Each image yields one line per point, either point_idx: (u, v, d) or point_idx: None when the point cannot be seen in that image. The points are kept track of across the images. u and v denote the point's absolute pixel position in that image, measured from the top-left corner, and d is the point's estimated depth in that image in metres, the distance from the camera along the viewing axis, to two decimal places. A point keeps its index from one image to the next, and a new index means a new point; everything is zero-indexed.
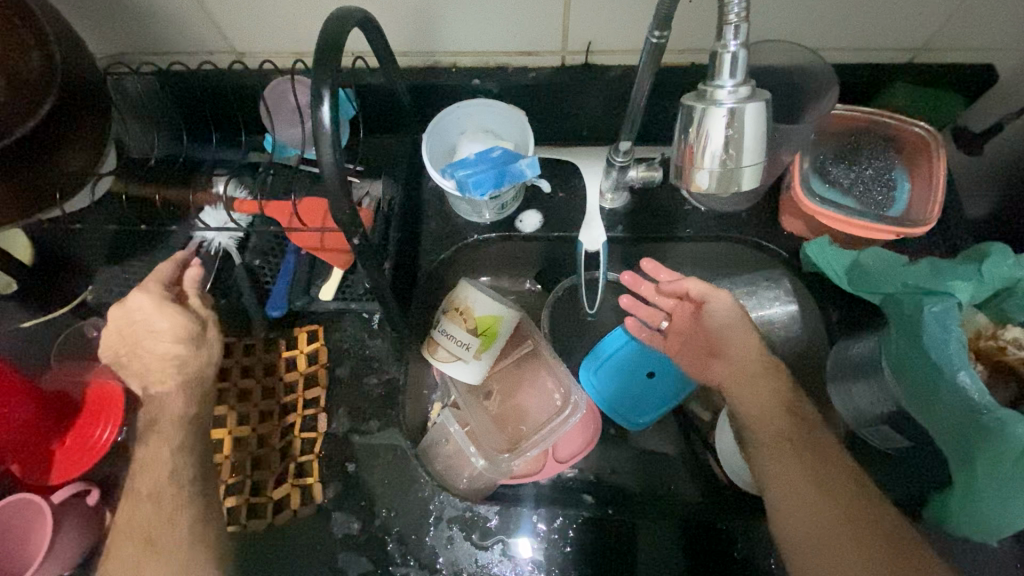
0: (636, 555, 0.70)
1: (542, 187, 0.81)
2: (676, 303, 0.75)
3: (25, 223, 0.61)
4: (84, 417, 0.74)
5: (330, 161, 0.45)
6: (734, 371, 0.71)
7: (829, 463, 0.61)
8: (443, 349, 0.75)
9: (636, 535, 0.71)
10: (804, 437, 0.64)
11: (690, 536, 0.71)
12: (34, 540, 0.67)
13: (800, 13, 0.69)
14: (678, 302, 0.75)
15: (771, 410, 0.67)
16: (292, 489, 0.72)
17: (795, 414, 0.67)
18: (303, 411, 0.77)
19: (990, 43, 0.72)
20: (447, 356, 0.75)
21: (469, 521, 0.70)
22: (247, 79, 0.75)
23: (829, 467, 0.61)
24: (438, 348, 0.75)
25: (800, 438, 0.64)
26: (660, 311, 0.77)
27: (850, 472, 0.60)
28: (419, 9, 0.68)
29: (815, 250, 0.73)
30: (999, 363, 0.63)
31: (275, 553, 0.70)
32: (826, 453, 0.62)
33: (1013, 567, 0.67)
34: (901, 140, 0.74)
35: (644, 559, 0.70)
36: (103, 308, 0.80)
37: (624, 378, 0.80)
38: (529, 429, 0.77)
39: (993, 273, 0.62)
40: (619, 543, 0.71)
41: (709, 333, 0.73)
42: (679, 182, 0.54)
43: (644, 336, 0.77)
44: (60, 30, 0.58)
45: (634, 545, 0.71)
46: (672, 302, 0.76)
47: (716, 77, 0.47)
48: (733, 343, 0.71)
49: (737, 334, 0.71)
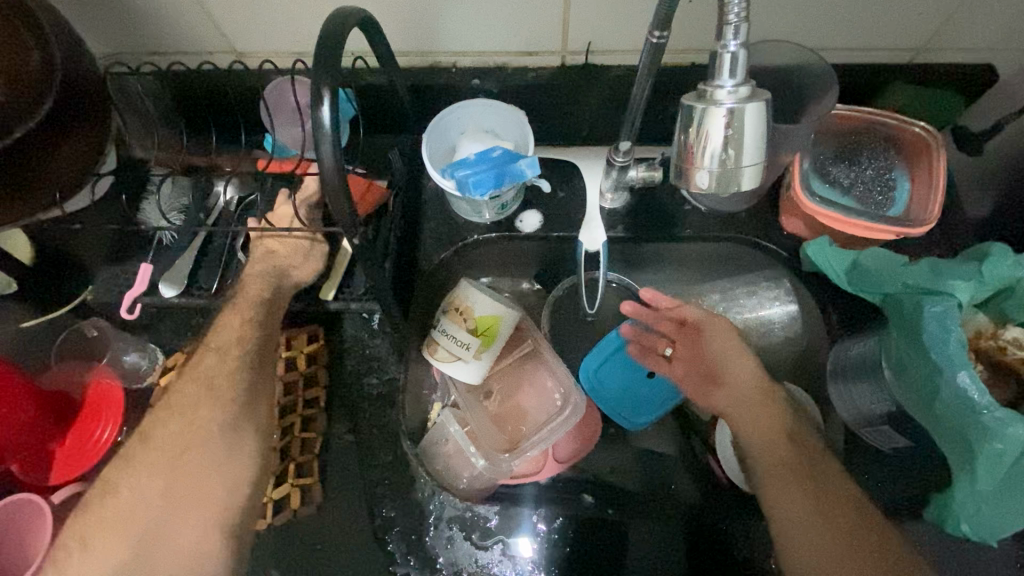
0: (625, 555, 0.73)
1: (542, 187, 0.80)
2: (677, 329, 0.77)
3: (24, 224, 0.61)
4: (84, 416, 0.76)
5: (331, 162, 0.45)
6: (729, 396, 0.72)
7: (833, 494, 0.62)
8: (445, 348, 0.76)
9: (627, 536, 0.74)
10: (809, 468, 0.65)
11: (682, 537, 0.73)
12: (34, 539, 0.67)
13: (801, 13, 0.69)
14: (680, 328, 0.77)
15: (772, 438, 0.68)
16: (292, 489, 0.72)
17: (796, 441, 0.67)
18: (302, 411, 0.75)
19: (991, 43, 0.72)
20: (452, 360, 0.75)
21: (469, 521, 0.72)
22: (247, 79, 0.75)
23: (828, 496, 0.62)
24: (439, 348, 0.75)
25: (799, 466, 0.65)
26: (663, 338, 0.78)
27: (853, 505, 0.61)
28: (420, 9, 0.68)
29: (815, 250, 0.72)
30: (999, 363, 0.64)
31: (279, 550, 0.73)
32: (824, 480, 0.63)
33: (1013, 568, 0.68)
34: (900, 140, 0.74)
35: (634, 558, 0.73)
36: (105, 308, 0.80)
37: (624, 383, 0.79)
38: (529, 428, 0.76)
39: (993, 274, 0.62)
40: (606, 540, 0.73)
41: (709, 360, 0.75)
42: (679, 183, 0.54)
43: (648, 359, 0.77)
44: (59, 29, 0.58)
45: (626, 544, 0.73)
46: (674, 329, 0.77)
47: (716, 78, 0.47)
48: (738, 367, 0.73)
49: (735, 360, 0.73)
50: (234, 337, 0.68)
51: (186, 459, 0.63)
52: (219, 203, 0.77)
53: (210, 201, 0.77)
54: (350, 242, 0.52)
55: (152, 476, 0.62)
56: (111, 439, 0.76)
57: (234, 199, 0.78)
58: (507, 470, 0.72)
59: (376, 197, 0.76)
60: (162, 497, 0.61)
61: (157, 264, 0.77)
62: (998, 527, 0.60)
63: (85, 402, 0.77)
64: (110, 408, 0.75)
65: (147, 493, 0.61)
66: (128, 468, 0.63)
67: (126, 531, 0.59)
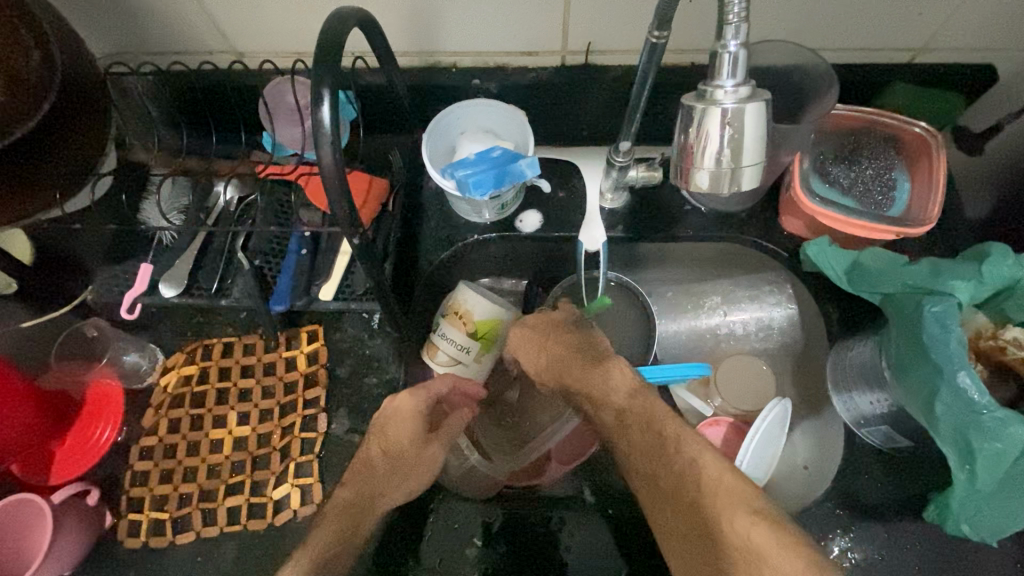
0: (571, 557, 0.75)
1: (542, 187, 0.80)
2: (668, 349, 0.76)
3: (23, 223, 0.61)
4: (84, 417, 0.76)
5: (330, 161, 0.45)
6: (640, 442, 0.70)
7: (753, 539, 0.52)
8: (456, 417, 0.69)
9: (603, 531, 0.76)
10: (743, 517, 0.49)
11: (637, 526, 0.76)
12: (34, 539, 0.67)
13: (801, 13, 0.69)
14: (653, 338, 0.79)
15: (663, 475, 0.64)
16: (292, 489, 0.74)
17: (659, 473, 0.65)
18: (303, 411, 0.77)
19: (990, 43, 0.72)
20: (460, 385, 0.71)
21: (472, 521, 0.75)
22: (248, 79, 0.75)
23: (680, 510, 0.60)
24: (446, 385, 0.69)
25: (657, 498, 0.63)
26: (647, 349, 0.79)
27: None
28: (419, 9, 0.68)
29: (815, 251, 0.72)
30: (1000, 363, 0.65)
31: (276, 551, 0.73)
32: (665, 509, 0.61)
33: (1013, 568, 0.68)
34: (901, 140, 0.74)
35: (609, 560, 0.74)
36: (105, 308, 0.80)
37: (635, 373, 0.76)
38: (530, 434, 0.79)
39: (993, 274, 0.62)
40: (542, 544, 0.75)
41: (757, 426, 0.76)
42: (678, 182, 0.54)
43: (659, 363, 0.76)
44: (59, 29, 0.57)
45: (599, 542, 0.75)
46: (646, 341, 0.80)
47: (716, 77, 0.47)
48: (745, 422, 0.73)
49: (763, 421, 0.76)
50: (290, 362, 0.80)
51: (251, 453, 0.76)
52: (219, 203, 0.77)
53: (210, 200, 0.77)
54: (350, 242, 0.52)
55: (238, 472, 0.75)
56: (110, 438, 0.76)
57: (234, 199, 0.78)
58: (506, 470, 0.75)
59: (377, 195, 0.76)
60: (252, 474, 0.75)
61: (156, 264, 0.77)
62: (998, 527, 0.61)
63: (86, 402, 0.77)
64: (110, 407, 0.76)
65: (246, 479, 0.75)
66: (252, 453, 0.76)
67: (235, 501, 0.74)
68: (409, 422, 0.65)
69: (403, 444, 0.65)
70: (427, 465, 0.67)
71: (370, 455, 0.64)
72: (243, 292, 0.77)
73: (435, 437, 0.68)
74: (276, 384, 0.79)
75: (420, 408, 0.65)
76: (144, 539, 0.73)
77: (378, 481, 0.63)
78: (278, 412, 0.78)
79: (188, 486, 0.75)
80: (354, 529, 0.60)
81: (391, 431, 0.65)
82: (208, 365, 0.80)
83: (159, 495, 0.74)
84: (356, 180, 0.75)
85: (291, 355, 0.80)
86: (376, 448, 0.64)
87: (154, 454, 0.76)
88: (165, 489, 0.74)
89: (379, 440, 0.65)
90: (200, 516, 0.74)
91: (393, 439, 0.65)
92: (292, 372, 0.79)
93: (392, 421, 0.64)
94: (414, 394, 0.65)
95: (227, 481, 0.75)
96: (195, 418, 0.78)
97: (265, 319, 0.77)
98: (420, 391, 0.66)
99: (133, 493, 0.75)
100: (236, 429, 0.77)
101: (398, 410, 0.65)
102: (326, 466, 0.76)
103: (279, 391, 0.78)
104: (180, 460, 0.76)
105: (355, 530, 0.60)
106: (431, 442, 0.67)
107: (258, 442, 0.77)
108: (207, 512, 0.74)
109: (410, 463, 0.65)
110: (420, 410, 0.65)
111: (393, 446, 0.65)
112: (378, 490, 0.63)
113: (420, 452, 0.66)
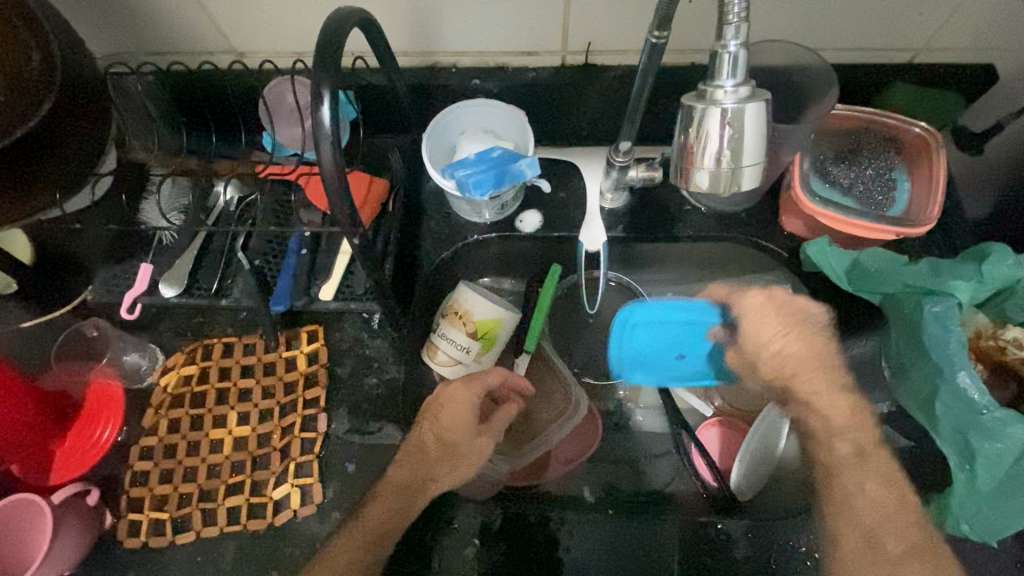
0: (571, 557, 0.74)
1: (542, 187, 0.79)
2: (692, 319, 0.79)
3: (24, 223, 0.61)
4: (84, 417, 0.77)
5: (331, 161, 0.45)
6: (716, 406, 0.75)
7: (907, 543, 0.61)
8: (504, 411, 0.72)
9: (604, 531, 0.75)
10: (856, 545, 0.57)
11: (641, 525, 0.75)
12: (33, 539, 0.67)
13: (800, 13, 0.68)
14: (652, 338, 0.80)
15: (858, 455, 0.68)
16: (292, 489, 0.74)
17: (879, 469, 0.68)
18: (303, 411, 0.77)
19: (989, 42, 0.72)
20: (508, 380, 0.72)
21: (471, 522, 0.74)
22: (248, 79, 0.75)
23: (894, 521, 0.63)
24: (496, 380, 0.71)
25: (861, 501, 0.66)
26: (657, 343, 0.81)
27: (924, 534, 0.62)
28: (419, 9, 0.68)
29: (815, 250, 0.70)
30: (999, 364, 0.64)
31: (276, 551, 0.73)
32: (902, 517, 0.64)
33: (1014, 567, 0.68)
34: (901, 140, 0.74)
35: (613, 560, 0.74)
36: (104, 308, 0.80)
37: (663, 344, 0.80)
38: (531, 432, 0.78)
39: (993, 274, 0.62)
40: (543, 544, 0.75)
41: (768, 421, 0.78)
42: (678, 182, 0.54)
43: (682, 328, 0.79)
44: (60, 29, 0.57)
45: (600, 543, 0.75)
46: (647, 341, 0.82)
47: (716, 77, 0.47)
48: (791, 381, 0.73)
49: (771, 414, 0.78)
50: (290, 362, 0.80)
51: (251, 453, 0.76)
52: (219, 203, 0.78)
53: (210, 200, 0.77)
54: (350, 242, 0.52)
55: (237, 472, 0.75)
56: (110, 439, 0.76)
57: (234, 199, 0.78)
58: (506, 469, 0.75)
59: (377, 195, 0.76)
60: (252, 474, 0.75)
61: (156, 264, 0.77)
62: (998, 528, 0.61)
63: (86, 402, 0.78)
64: (111, 408, 0.76)
65: (246, 479, 0.75)
66: (252, 452, 0.76)
67: (235, 501, 0.74)
68: (463, 412, 0.68)
69: (456, 431, 0.68)
70: (473, 458, 0.69)
71: (424, 439, 0.69)
72: (243, 293, 0.77)
73: (485, 431, 0.70)
74: (277, 384, 0.79)
75: (471, 401, 0.68)
76: (144, 539, 0.73)
77: (430, 466, 0.68)
78: (279, 411, 0.78)
79: (188, 486, 0.75)
80: (404, 507, 0.66)
81: (444, 419, 0.68)
82: (208, 365, 0.80)
83: (159, 495, 0.74)
84: (356, 180, 0.75)
85: (291, 355, 0.80)
86: (431, 433, 0.68)
87: (154, 454, 0.76)
88: (165, 489, 0.74)
89: (434, 425, 0.69)
90: (200, 516, 0.74)
91: (445, 427, 0.68)
92: (292, 372, 0.79)
93: (445, 409, 0.68)
94: (468, 385, 0.68)
95: (227, 481, 0.75)
96: (195, 418, 0.78)
97: (265, 319, 0.77)
98: (474, 384, 0.69)
99: (132, 493, 0.74)
100: (236, 429, 0.77)
101: (453, 399, 0.68)
102: (326, 467, 0.76)
103: (279, 391, 0.78)
104: (180, 460, 0.76)
105: (400, 510, 0.66)
106: (480, 434, 0.70)
107: (258, 442, 0.77)
108: (207, 512, 0.74)
109: (459, 452, 0.68)
110: (475, 401, 0.68)
111: (447, 434, 0.68)
112: (428, 475, 0.68)
113: (470, 443, 0.69)
